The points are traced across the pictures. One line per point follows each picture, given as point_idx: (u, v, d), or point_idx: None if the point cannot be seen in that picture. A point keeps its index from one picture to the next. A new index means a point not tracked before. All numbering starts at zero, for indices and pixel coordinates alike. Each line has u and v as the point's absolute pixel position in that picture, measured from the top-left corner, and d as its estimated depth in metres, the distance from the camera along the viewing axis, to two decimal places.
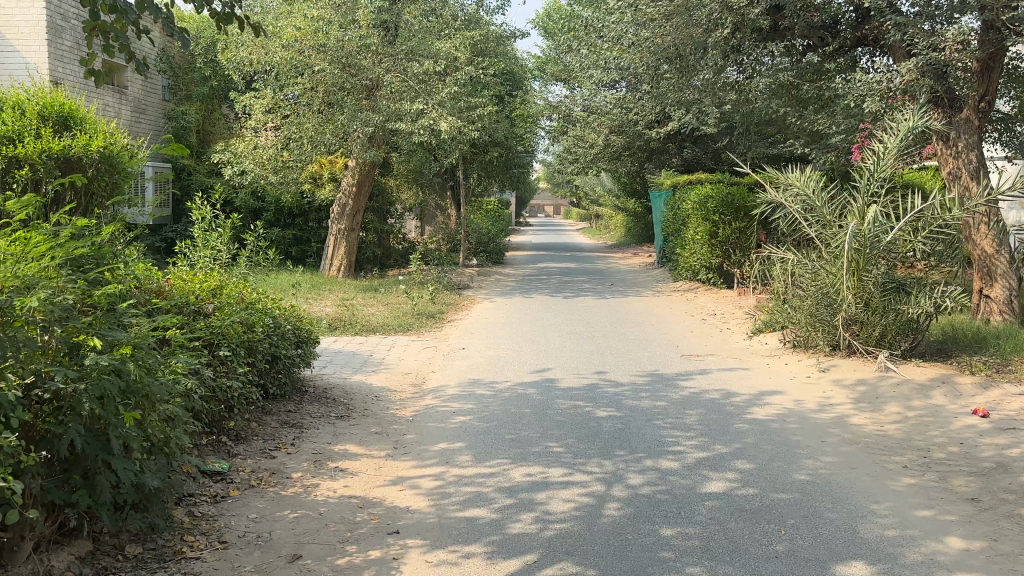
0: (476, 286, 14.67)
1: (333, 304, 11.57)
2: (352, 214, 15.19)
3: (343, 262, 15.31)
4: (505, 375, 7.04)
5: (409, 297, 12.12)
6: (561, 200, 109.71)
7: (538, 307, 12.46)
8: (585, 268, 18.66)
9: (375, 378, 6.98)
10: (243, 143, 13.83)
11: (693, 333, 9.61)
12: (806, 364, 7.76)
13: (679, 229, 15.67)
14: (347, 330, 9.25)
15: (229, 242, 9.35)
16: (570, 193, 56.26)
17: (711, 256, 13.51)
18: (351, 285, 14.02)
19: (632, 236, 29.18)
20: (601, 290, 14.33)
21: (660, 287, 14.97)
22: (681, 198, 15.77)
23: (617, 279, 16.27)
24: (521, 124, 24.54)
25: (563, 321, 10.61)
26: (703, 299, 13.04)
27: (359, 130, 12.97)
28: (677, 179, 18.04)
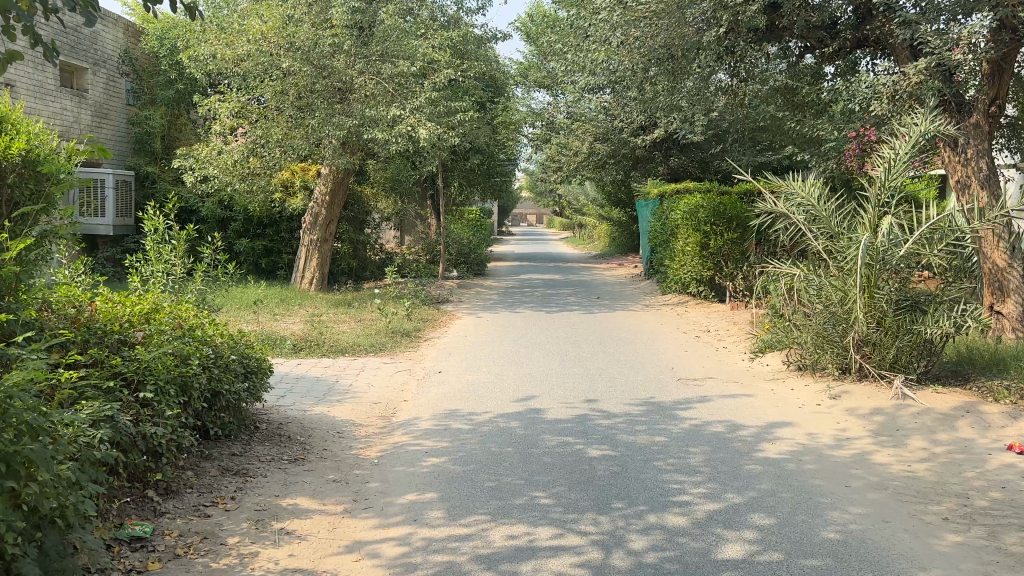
0: (456, 300, 13.94)
1: (301, 321, 10.79)
2: (324, 224, 14.44)
3: (315, 275, 14.54)
4: (485, 406, 6.30)
5: (383, 313, 11.37)
6: (543, 210, 109.19)
7: (521, 323, 11.73)
8: (569, 280, 17.97)
9: (340, 409, 6.22)
10: (207, 148, 13.05)
11: (688, 354, 8.92)
12: (814, 390, 7.10)
13: (667, 240, 15.03)
14: (313, 351, 8.49)
15: (184, 257, 8.62)
16: (553, 202, 55.68)
17: (702, 269, 12.86)
18: (324, 300, 13.24)
19: (617, 247, 28.57)
20: (588, 304, 13.65)
21: (648, 300, 14.31)
22: (669, 208, 15.14)
23: (603, 292, 15.61)
24: (503, 131, 23.91)
25: (548, 339, 9.89)
26: (694, 314, 12.37)
27: (331, 135, 12.25)
28: (664, 187, 17.43)
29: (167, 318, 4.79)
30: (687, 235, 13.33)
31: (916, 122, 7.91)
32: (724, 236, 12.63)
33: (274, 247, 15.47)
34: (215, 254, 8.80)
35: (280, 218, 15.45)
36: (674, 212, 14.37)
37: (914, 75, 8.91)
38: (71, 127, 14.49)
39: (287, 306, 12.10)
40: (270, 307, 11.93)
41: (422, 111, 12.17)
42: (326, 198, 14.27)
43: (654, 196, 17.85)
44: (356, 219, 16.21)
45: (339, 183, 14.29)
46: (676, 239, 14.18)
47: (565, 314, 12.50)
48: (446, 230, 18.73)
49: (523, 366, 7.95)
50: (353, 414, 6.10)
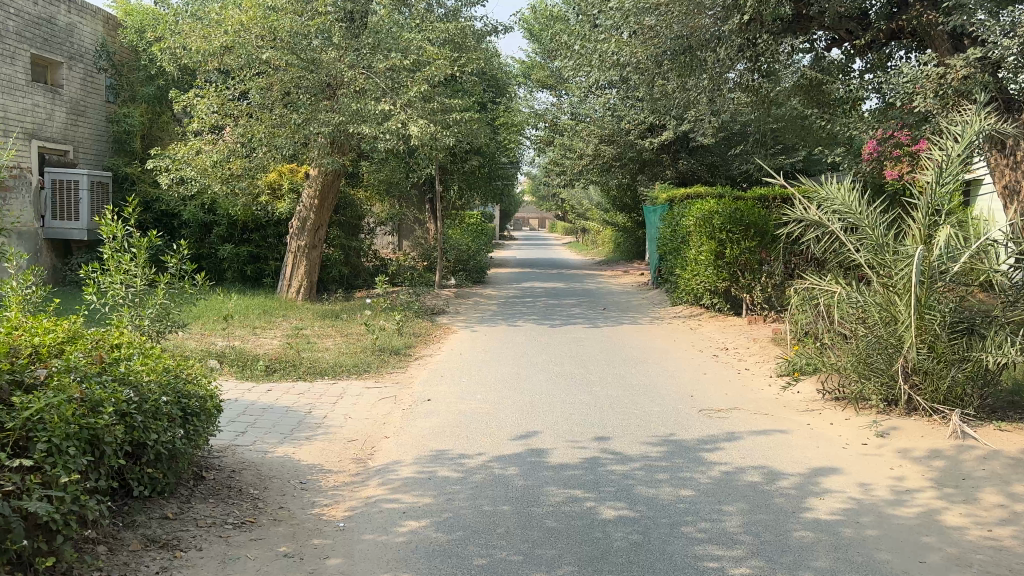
0: (453, 311, 13.03)
1: (281, 337, 9.88)
2: (313, 229, 13.54)
3: (303, 283, 13.64)
4: (477, 446, 5.39)
5: (372, 326, 10.45)
6: (545, 215, 108.31)
7: (522, 337, 10.80)
8: (573, 289, 17.08)
9: (307, 450, 5.32)
10: (184, 147, 12.16)
11: (707, 377, 7.99)
12: (858, 426, 6.17)
13: (678, 247, 14.10)
14: (288, 372, 7.58)
15: (144, 266, 7.77)
16: (555, 207, 54.80)
17: (717, 279, 11.92)
18: (310, 311, 12.33)
19: (622, 253, 27.66)
20: (594, 315, 12.74)
21: (658, 312, 13.39)
22: (681, 212, 14.20)
23: (610, 302, 14.69)
24: (505, 133, 23.03)
25: (551, 357, 8.96)
26: (709, 329, 11.44)
27: (318, 132, 11.37)
28: (674, 191, 16.53)
29: (82, 352, 3.92)
30: (700, 242, 12.41)
31: (966, 118, 6.99)
32: (741, 244, 11.71)
33: (260, 253, 14.57)
34: (181, 262, 7.95)
35: (267, 222, 14.56)
36: (686, 217, 13.44)
37: (960, 67, 8.10)
38: (44, 124, 13.63)
39: (269, 320, 11.20)
40: (250, 320, 11.02)
41: (416, 107, 11.19)
42: (315, 201, 13.38)
43: (662, 201, 16.93)
44: (348, 224, 15.31)
45: (329, 185, 13.40)
46: (688, 246, 13.25)
47: (569, 327, 11.59)
48: (445, 235, 17.83)
49: (523, 392, 7.03)
50: (322, 458, 5.18)
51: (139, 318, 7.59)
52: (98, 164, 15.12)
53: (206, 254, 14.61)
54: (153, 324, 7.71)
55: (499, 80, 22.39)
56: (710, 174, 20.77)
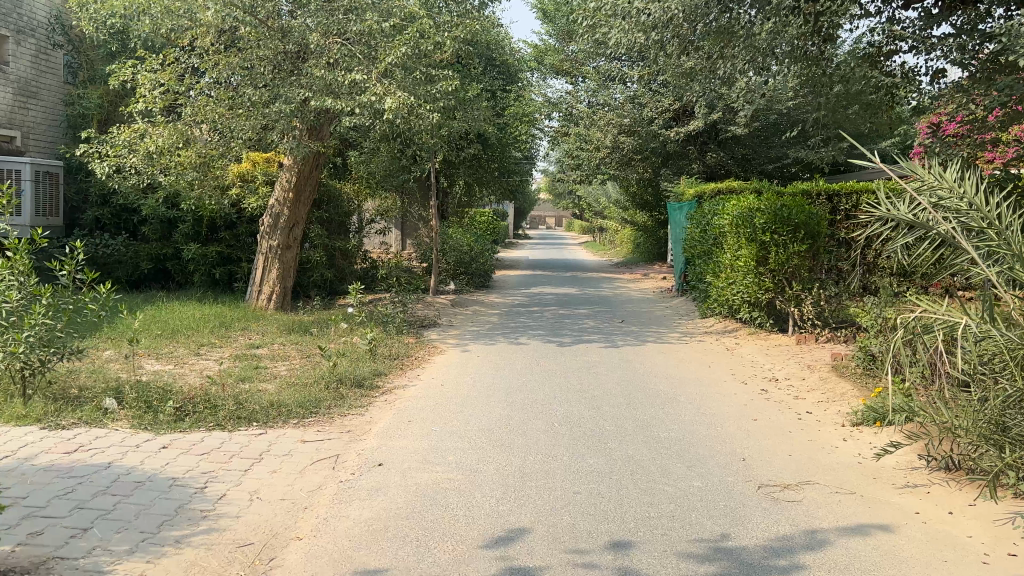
0: (446, 322, 11.14)
1: (226, 363, 8.06)
2: (288, 227, 11.71)
3: (277, 288, 11.79)
4: (432, 564, 3.51)
5: (341, 346, 8.63)
6: (563, 213, 106.35)
7: (522, 357, 8.93)
8: (589, 295, 15.12)
9: (169, 569, 3.47)
10: (128, 131, 10.13)
11: (758, 427, 6.08)
12: (997, 523, 4.22)
13: (708, 251, 12.16)
14: (206, 417, 5.76)
15: (23, 273, 5.95)
16: (572, 204, 52.86)
17: (759, 290, 10.02)
18: (279, 322, 10.51)
19: (641, 253, 25.68)
20: (611, 329, 10.82)
21: (686, 326, 11.42)
22: (713, 209, 12.24)
23: (630, 313, 12.74)
24: (517, 123, 21.12)
25: (555, 388, 7.07)
26: (749, 350, 9.52)
27: (282, 111, 9.52)
28: (704, 186, 14.58)
29: None
30: (739, 245, 10.50)
31: None
32: (789, 248, 9.77)
33: (229, 254, 12.76)
34: (75, 269, 6.07)
35: (239, 218, 12.77)
36: (719, 215, 11.49)
37: None
38: None
39: (222, 336, 9.39)
40: (199, 338, 9.22)
41: (396, 78, 9.35)
42: (290, 194, 11.59)
43: (690, 197, 14.98)
44: (332, 221, 13.49)
45: (306, 178, 11.62)
46: (722, 249, 11.30)
47: (582, 344, 9.69)
48: (445, 234, 15.96)
49: (512, 452, 5.14)
50: None
51: (12, 343, 5.57)
52: (51, 153, 13.38)
53: (169, 254, 12.86)
54: (34, 352, 5.77)
55: (509, 65, 20.50)
56: (740, 167, 18.85)
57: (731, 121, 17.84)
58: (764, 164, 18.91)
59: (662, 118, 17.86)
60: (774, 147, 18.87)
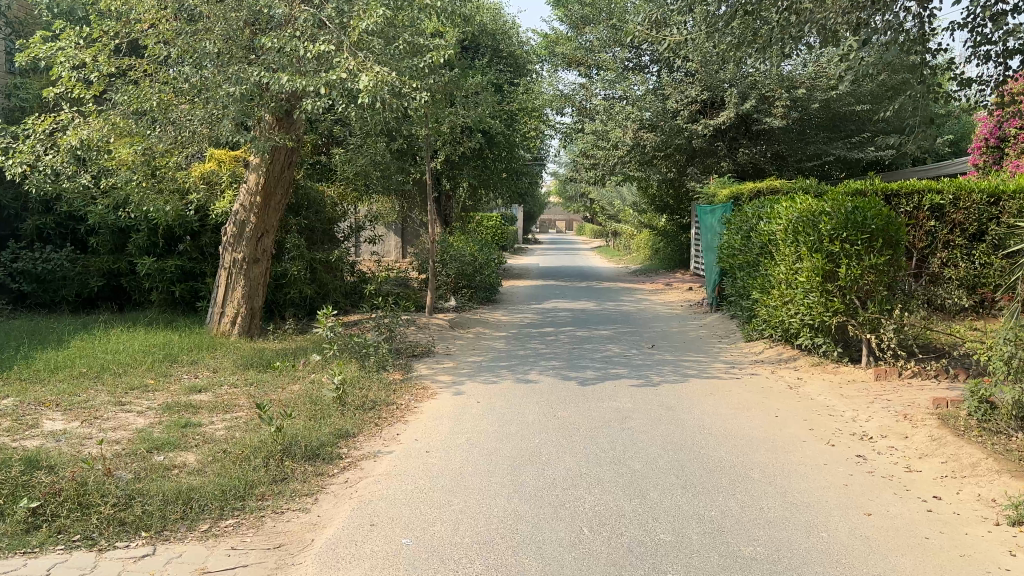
0: (442, 351, 9.21)
1: (153, 418, 6.22)
2: (256, 236, 9.85)
3: (243, 309, 9.88)
4: None
5: (304, 392, 6.77)
6: (574, 216, 104.71)
7: (536, 397, 7.04)
8: (611, 312, 13.16)
9: None
10: (47, 122, 8.38)
11: (881, 534, 4.15)
12: None
13: (754, 262, 10.25)
14: (72, 526, 3.92)
15: None
16: (585, 206, 51.03)
17: (825, 312, 8.17)
18: (239, 353, 8.65)
19: (660, 260, 23.75)
20: (641, 359, 8.88)
21: (731, 354, 9.50)
22: (759, 213, 10.35)
23: (660, 335, 10.79)
24: (526, 119, 19.21)
25: (580, 457, 5.18)
26: (818, 391, 7.58)
27: (234, 95, 7.67)
28: (741, 186, 12.74)
29: None
30: (797, 256, 8.66)
31: None
32: (865, 261, 7.91)
33: (191, 268, 10.92)
34: None
35: (203, 225, 10.94)
36: (769, 220, 9.61)
37: None
38: None
39: (162, 377, 7.54)
40: (131, 379, 7.40)
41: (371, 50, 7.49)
42: (259, 198, 9.77)
43: (725, 198, 13.07)
44: (313, 229, 11.61)
45: (277, 179, 9.81)
46: (773, 261, 9.42)
47: (607, 379, 7.78)
48: (445, 242, 14.02)
49: None
50: None
51: None
52: None
53: (122, 269, 11.04)
54: None
55: (516, 55, 18.63)
56: (775, 165, 16.96)
57: (767, 113, 15.87)
58: (801, 162, 17.05)
59: (689, 110, 15.96)
60: (812, 143, 16.97)
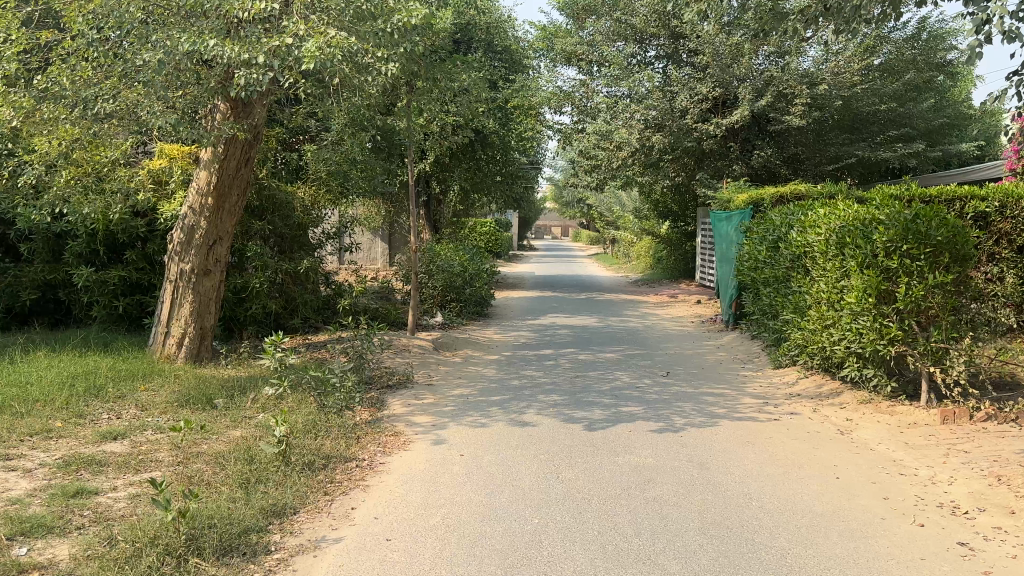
0: (420, 380, 7.82)
1: (40, 482, 4.82)
2: (207, 243, 8.47)
3: (191, 328, 8.50)
4: None
5: (241, 445, 5.38)
6: (569, 222, 103.48)
7: (536, 446, 5.68)
8: (615, 330, 11.78)
9: None
10: None
11: None
12: None
13: (783, 277, 8.92)
14: None
15: None
16: (582, 213, 49.82)
17: (880, 339, 6.85)
18: (180, 385, 7.26)
19: (662, 269, 22.37)
20: (657, 393, 7.50)
21: (761, 386, 8.12)
22: (790, 221, 9.04)
23: (673, 360, 9.40)
24: (522, 118, 17.84)
25: (594, 552, 3.81)
26: (877, 438, 6.24)
27: (169, 72, 6.33)
28: (762, 191, 11.42)
29: None
30: (842, 273, 7.36)
31: None
32: (928, 278, 6.63)
33: (137, 280, 9.53)
34: None
35: (151, 231, 9.55)
36: (804, 229, 8.30)
37: None
38: None
39: (75, 419, 6.14)
40: (34, 421, 5.99)
41: (323, 11, 6.25)
42: (211, 199, 8.41)
43: (744, 204, 11.75)
44: (279, 235, 10.22)
45: (232, 178, 8.46)
46: (810, 277, 8.12)
47: (620, 420, 6.38)
48: (431, 251, 12.62)
49: None
50: None
51: None
52: None
53: (57, 281, 9.62)
54: None
55: (511, 50, 17.25)
56: (790, 169, 15.60)
57: (784, 112, 14.51)
58: (820, 164, 15.69)
59: (699, 108, 14.63)
60: (832, 145, 15.65)
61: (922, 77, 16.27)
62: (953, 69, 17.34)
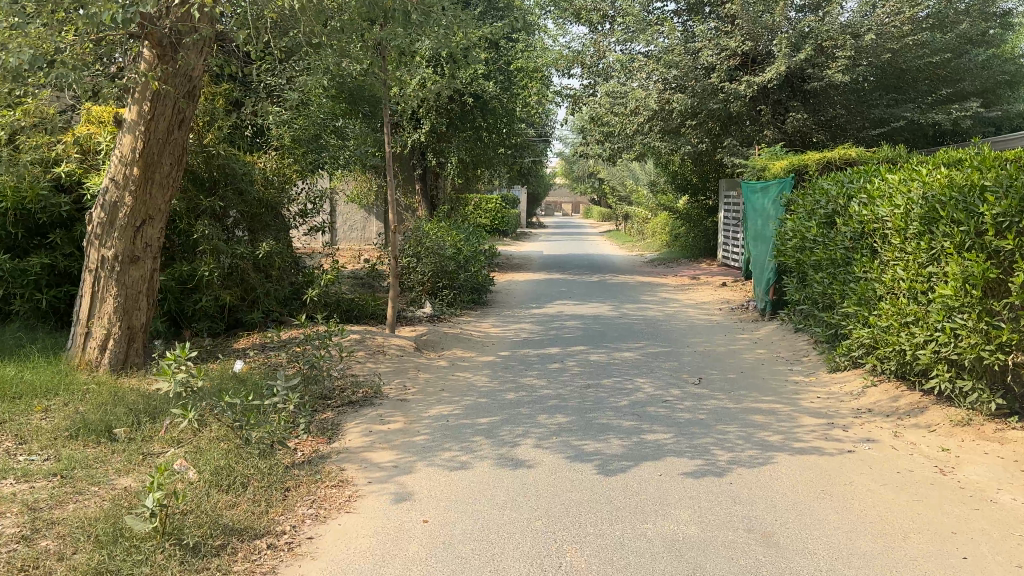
0: (392, 394, 6.24)
1: None
2: (134, 224, 6.88)
3: (117, 328, 6.93)
4: None
5: (118, 508, 3.79)
6: (579, 199, 101.62)
7: (532, 501, 4.09)
8: (632, 320, 10.18)
9: None
10: None
11: None
12: None
13: (843, 260, 7.32)
14: None
15: None
16: (593, 189, 48.08)
17: (988, 343, 5.24)
18: (84, 405, 5.69)
19: (680, 247, 20.73)
20: (691, 411, 5.87)
21: (820, 399, 6.49)
22: (853, 191, 7.43)
23: (705, 360, 7.78)
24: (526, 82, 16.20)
25: None
26: (995, 482, 4.59)
27: None
28: (806, 156, 9.81)
29: None
30: (932, 257, 5.75)
31: None
32: None
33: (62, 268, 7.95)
34: None
35: (78, 209, 7.96)
36: (875, 200, 6.71)
37: None
38: None
39: None
40: None
41: None
42: (137, 168, 6.81)
43: (783, 172, 10.11)
44: (236, 212, 8.63)
45: (163, 142, 6.84)
46: (883, 261, 6.51)
47: (647, 458, 4.76)
48: (421, 230, 11.03)
49: None
50: None
51: None
52: None
53: None
54: None
55: (514, 5, 15.58)
56: (828, 134, 13.87)
57: (824, 67, 12.77)
58: (863, 130, 13.96)
59: (727, 64, 12.94)
60: (876, 108, 13.97)
61: (975, 30, 14.50)
62: (1008, 21, 15.54)
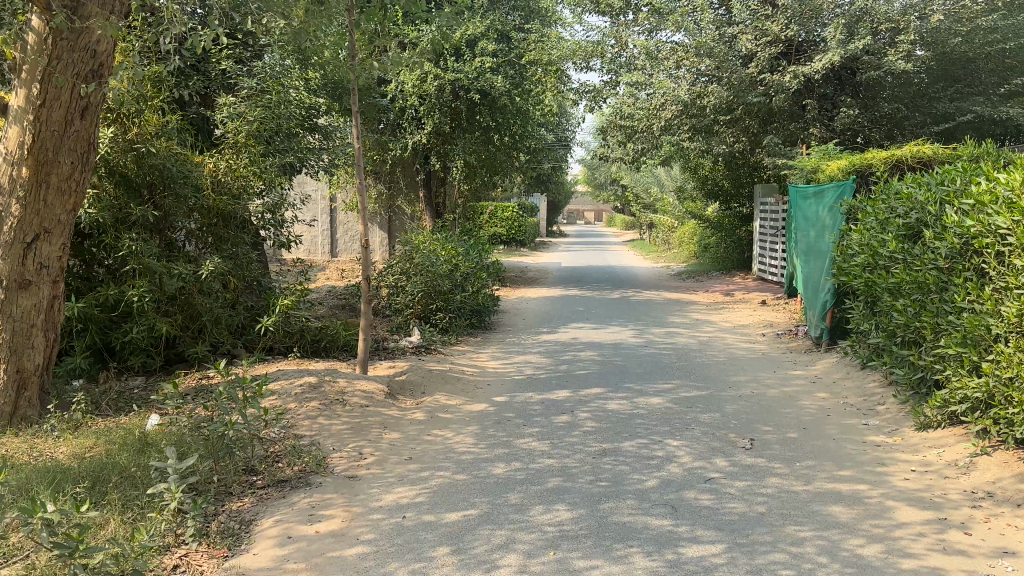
0: (337, 468, 4.63)
1: None
2: (22, 240, 5.35)
3: (2, 372, 5.44)
4: None
5: None
6: (602, 207, 99.91)
7: None
8: (659, 351, 8.51)
9: None
10: None
11: None
12: None
13: (937, 286, 5.65)
14: None
15: None
16: (617, 197, 46.41)
17: None
18: None
19: (711, 259, 19.01)
20: (745, 500, 4.21)
21: (917, 475, 4.79)
22: (949, 195, 5.77)
23: (754, 412, 6.10)
24: (540, 77, 14.49)
25: None
26: None
27: None
28: (871, 155, 8.16)
29: None
30: None
31: None
32: None
33: None
34: None
35: None
36: (988, 206, 5.04)
37: None
38: None
39: None
40: None
41: None
42: (26, 168, 5.27)
43: (842, 175, 8.46)
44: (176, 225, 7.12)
45: (60, 136, 5.28)
46: (1002, 287, 4.84)
47: None
48: (412, 244, 9.45)
49: None
50: None
51: None
52: None
53: None
54: None
55: None
56: (883, 132, 12.16)
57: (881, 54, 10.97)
58: (925, 126, 12.25)
59: (768, 52, 11.30)
60: (939, 101, 12.28)
61: None
62: None
